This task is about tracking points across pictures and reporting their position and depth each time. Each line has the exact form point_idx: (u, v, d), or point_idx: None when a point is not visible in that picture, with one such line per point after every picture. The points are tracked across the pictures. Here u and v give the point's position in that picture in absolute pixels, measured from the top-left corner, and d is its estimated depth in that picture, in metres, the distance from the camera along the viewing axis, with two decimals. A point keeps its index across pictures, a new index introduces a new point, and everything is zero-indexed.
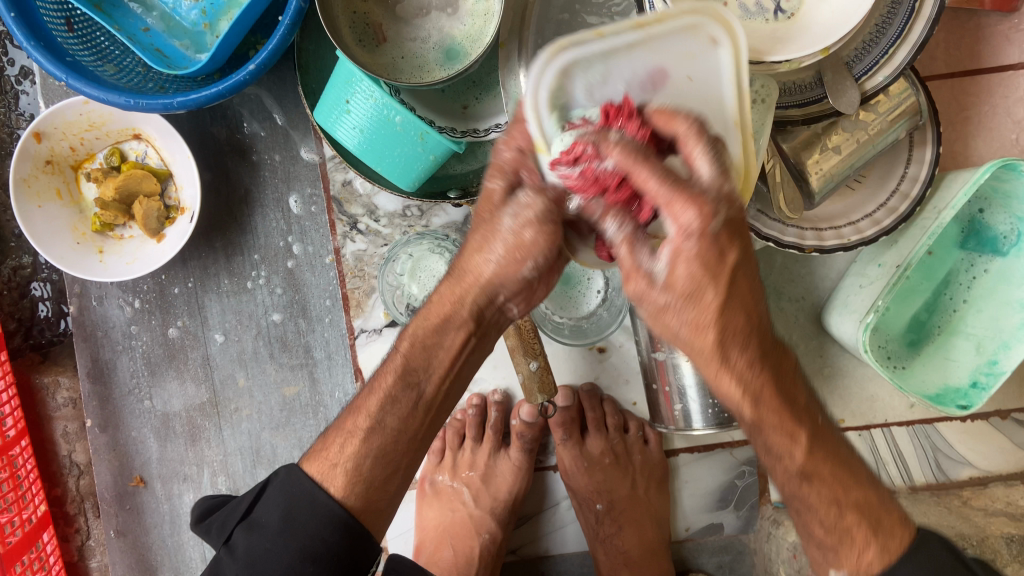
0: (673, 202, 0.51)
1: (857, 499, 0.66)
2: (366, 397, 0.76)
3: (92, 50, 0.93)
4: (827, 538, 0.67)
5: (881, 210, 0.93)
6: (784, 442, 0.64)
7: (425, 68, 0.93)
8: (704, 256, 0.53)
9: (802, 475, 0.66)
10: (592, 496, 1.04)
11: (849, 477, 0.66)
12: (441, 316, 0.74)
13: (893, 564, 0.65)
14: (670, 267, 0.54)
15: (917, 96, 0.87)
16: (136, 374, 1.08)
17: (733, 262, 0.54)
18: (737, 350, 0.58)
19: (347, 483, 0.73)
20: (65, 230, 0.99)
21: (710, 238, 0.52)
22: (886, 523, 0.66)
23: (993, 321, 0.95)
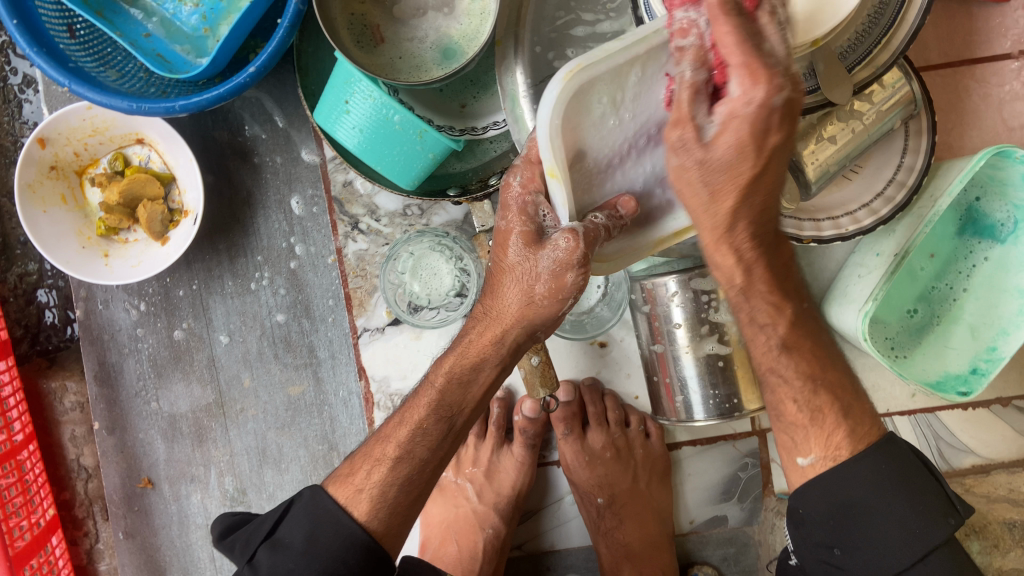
0: (746, 68, 0.54)
1: (831, 382, 0.75)
2: (396, 428, 0.77)
3: (94, 56, 0.95)
4: (798, 417, 0.75)
5: (878, 200, 0.93)
6: (767, 309, 0.73)
7: (422, 67, 0.94)
8: (755, 126, 0.57)
9: (782, 346, 0.74)
10: (593, 490, 1.05)
11: (824, 358, 0.76)
12: (480, 352, 0.75)
13: (862, 453, 0.73)
14: (723, 126, 0.57)
15: (911, 85, 0.89)
16: (142, 376, 1.09)
17: (772, 144, 0.59)
18: (745, 221, 0.65)
19: (371, 508, 0.74)
20: (71, 234, 1.01)
21: (769, 110, 0.56)
22: (854, 411, 0.75)
23: (992, 308, 0.96)
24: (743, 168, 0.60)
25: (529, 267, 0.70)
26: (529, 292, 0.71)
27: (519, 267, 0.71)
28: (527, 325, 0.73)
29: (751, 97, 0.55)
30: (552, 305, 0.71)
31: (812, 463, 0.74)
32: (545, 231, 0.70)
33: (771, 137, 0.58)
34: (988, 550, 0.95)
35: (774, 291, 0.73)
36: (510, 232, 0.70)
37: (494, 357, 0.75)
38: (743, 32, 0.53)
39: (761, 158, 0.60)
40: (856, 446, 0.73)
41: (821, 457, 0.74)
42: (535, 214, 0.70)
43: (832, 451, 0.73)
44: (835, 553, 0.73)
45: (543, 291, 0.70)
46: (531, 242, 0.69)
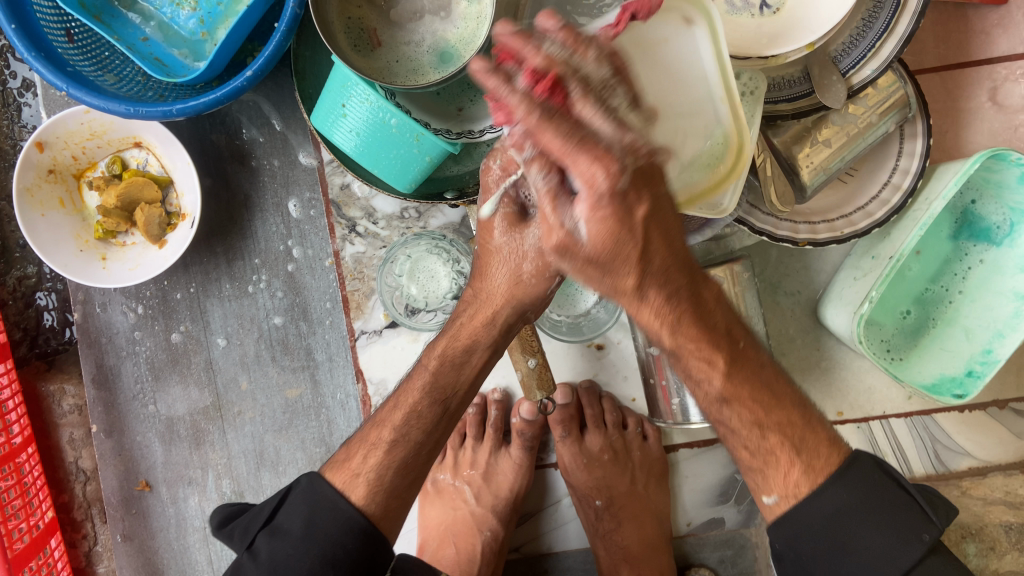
0: (583, 161, 0.49)
1: (779, 422, 0.69)
2: (391, 412, 0.78)
3: (92, 60, 0.95)
4: (753, 462, 0.71)
5: (874, 203, 0.94)
6: (703, 365, 0.67)
7: (419, 71, 0.95)
8: (615, 215, 0.52)
9: (722, 398, 0.69)
10: (591, 492, 1.05)
11: (770, 398, 0.69)
12: (472, 335, 0.75)
13: (823, 485, 0.68)
14: (587, 225, 0.53)
15: (906, 88, 0.88)
16: (140, 379, 1.10)
17: (641, 217, 0.54)
18: (655, 289, 0.60)
19: (368, 492, 0.74)
20: (69, 237, 1.01)
21: (618, 195, 0.51)
22: (810, 443, 0.69)
23: (987, 310, 0.96)
24: (629, 250, 0.55)
25: (516, 249, 0.69)
26: (517, 272, 0.70)
27: (506, 250, 0.70)
28: (516, 304, 0.72)
29: (595, 191, 0.50)
30: (540, 283, 0.70)
31: (777, 502, 0.70)
32: (528, 210, 0.69)
33: (638, 213, 0.53)
34: (985, 553, 1.04)
35: (706, 349, 0.66)
36: (493, 217, 0.69)
37: (485, 338, 0.75)
38: (566, 132, 0.48)
39: (638, 235, 0.55)
40: (814, 481, 0.68)
41: (783, 496, 0.69)
42: (515, 195, 0.68)
43: (792, 490, 0.69)
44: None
45: (529, 270, 0.69)
46: (515, 224, 0.69)
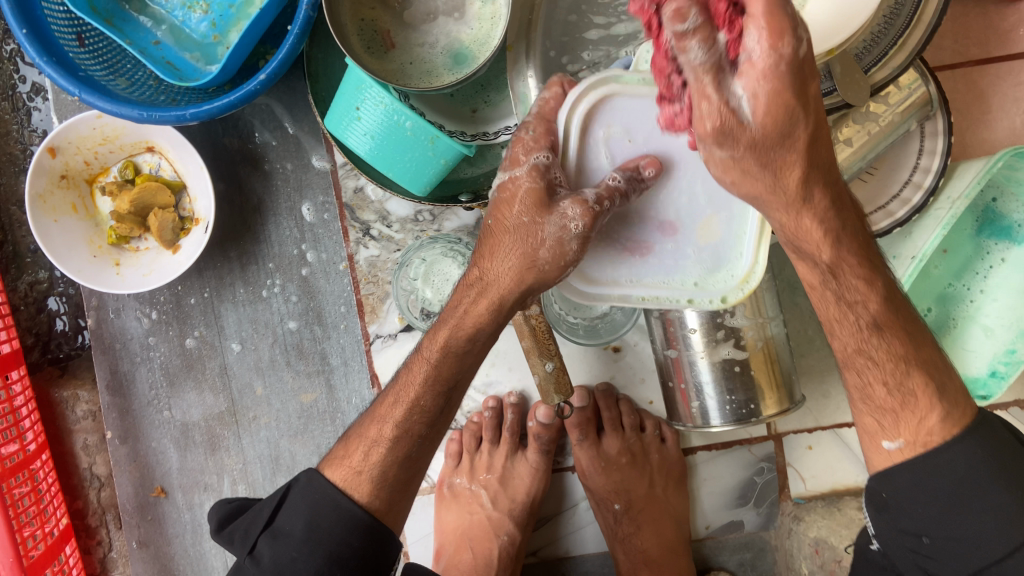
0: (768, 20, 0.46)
1: (925, 358, 0.68)
2: (391, 408, 0.75)
3: (104, 64, 0.95)
4: (888, 401, 0.69)
5: (895, 202, 0.93)
6: (860, 285, 0.66)
7: (433, 73, 0.94)
8: (791, 84, 0.50)
9: (873, 327, 0.67)
10: (610, 496, 1.04)
11: (917, 334, 0.68)
12: (475, 324, 0.72)
13: (953, 439, 0.66)
14: (755, 100, 0.50)
15: (927, 87, 0.88)
16: (154, 385, 1.09)
17: (814, 91, 0.52)
18: (819, 187, 0.58)
19: (372, 489, 0.73)
20: (82, 243, 1.00)
21: (799, 62, 0.49)
22: (950, 389, 0.68)
23: (1010, 310, 0.95)
24: (800, 129, 0.53)
25: (531, 233, 0.67)
26: (531, 256, 0.68)
27: (515, 232, 0.68)
28: (524, 290, 0.70)
29: (777, 56, 0.48)
30: (553, 270, 0.68)
31: (900, 448, 0.68)
32: (555, 190, 0.67)
33: (812, 84, 0.51)
34: None
35: (865, 264, 0.65)
36: (518, 188, 0.67)
37: (488, 325, 0.72)
38: None
39: (809, 111, 0.52)
40: (950, 431, 0.66)
41: (909, 441, 0.68)
42: (543, 168, 0.66)
43: (922, 437, 0.67)
44: (925, 542, 0.66)
45: (545, 257, 0.67)
46: (540, 202, 0.66)
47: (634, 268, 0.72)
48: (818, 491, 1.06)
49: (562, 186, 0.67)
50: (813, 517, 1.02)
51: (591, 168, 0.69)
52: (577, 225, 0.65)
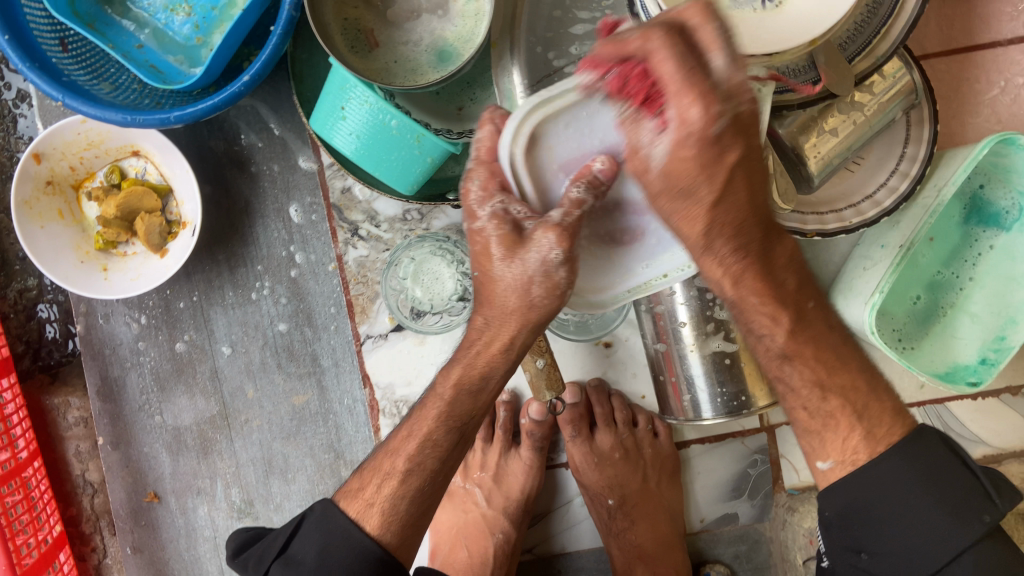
0: (680, 93, 0.55)
1: (841, 385, 0.71)
2: (406, 441, 0.76)
3: (87, 69, 0.94)
4: (811, 423, 0.71)
5: (882, 191, 0.93)
6: (766, 321, 0.69)
7: (417, 70, 0.93)
8: (702, 155, 0.58)
9: (783, 355, 0.71)
10: (603, 491, 1.04)
11: (833, 359, 0.71)
12: (488, 363, 0.75)
13: (883, 459, 0.68)
14: (669, 153, 0.59)
15: (912, 74, 0.88)
16: (145, 391, 1.09)
17: (730, 161, 0.59)
18: (723, 239, 0.65)
19: (383, 521, 0.73)
20: (69, 249, 1.00)
21: (709, 136, 0.57)
22: (874, 410, 0.70)
23: (998, 297, 0.96)
24: (704, 188, 0.61)
25: (519, 274, 0.69)
26: (526, 294, 0.70)
27: (508, 274, 0.70)
28: (530, 327, 0.73)
29: (684, 126, 0.57)
30: (550, 303, 0.71)
31: (832, 468, 0.70)
32: (522, 226, 0.68)
33: (727, 154, 0.59)
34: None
35: (772, 300, 0.69)
36: (487, 238, 0.69)
37: (503, 364, 0.75)
38: (681, 57, 0.54)
39: (718, 177, 0.60)
40: (875, 448, 0.68)
41: (839, 461, 0.70)
42: (504, 213, 0.68)
43: (850, 456, 0.69)
44: (863, 557, 0.69)
45: (539, 293, 0.70)
46: (511, 246, 0.68)
47: (632, 262, 0.74)
48: (811, 482, 1.06)
49: (529, 219, 0.68)
50: (807, 507, 1.02)
51: (549, 185, 0.69)
52: (555, 253, 0.67)
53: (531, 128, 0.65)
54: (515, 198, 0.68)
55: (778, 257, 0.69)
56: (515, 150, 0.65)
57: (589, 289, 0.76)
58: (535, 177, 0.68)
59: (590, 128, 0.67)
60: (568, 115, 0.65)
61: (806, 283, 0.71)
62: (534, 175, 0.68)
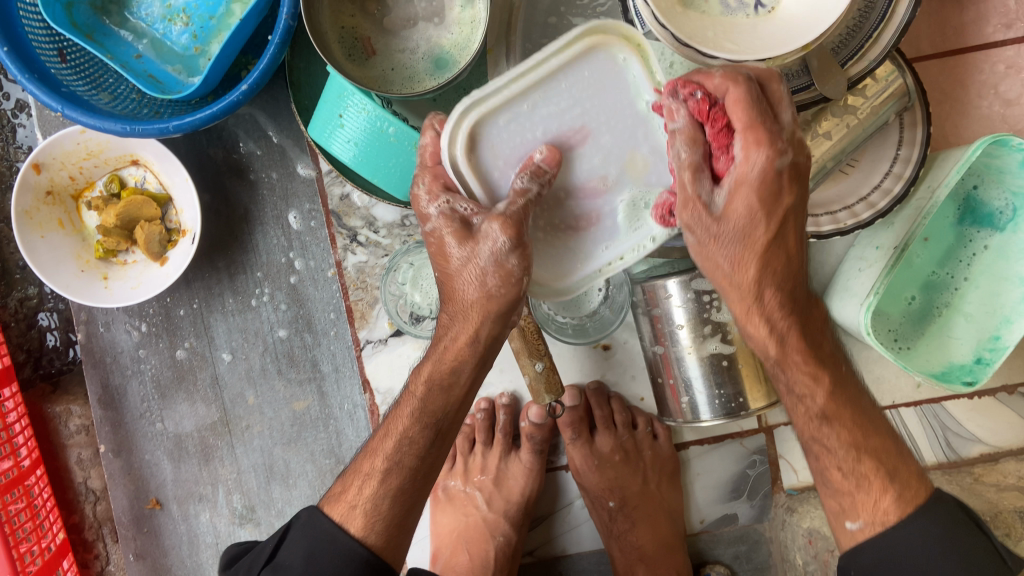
0: (750, 130, 0.63)
1: (875, 447, 0.73)
2: (383, 441, 0.77)
3: (86, 80, 0.95)
4: (844, 484, 0.73)
5: (875, 193, 0.94)
6: (805, 380, 0.73)
7: (415, 78, 0.94)
8: (763, 191, 0.65)
9: (822, 416, 0.74)
10: (604, 493, 1.05)
11: (866, 422, 0.74)
12: (457, 357, 0.75)
13: (908, 516, 0.71)
14: (731, 196, 0.65)
15: (904, 78, 0.89)
16: (146, 398, 1.09)
17: (786, 203, 0.66)
18: (771, 289, 0.70)
19: (366, 522, 0.74)
20: (69, 258, 1.01)
21: (773, 174, 0.64)
22: (901, 473, 0.72)
23: (993, 296, 0.96)
24: (759, 231, 0.66)
25: (474, 267, 0.71)
26: (484, 287, 0.71)
27: (464, 268, 0.72)
28: (494, 318, 0.73)
29: (751, 166, 0.64)
30: (507, 292, 0.71)
31: (861, 528, 0.72)
32: (470, 222, 0.71)
33: (783, 197, 0.66)
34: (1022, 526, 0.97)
35: (811, 361, 0.73)
36: (441, 236, 0.72)
37: (471, 357, 0.75)
38: (752, 104, 0.62)
39: (774, 218, 0.66)
40: (904, 511, 0.71)
41: (869, 521, 0.72)
42: (451, 211, 0.71)
43: (879, 517, 0.71)
44: None
45: (494, 281, 0.71)
46: (465, 239, 0.71)
47: (587, 243, 0.75)
48: (810, 482, 1.07)
49: (475, 214, 0.71)
50: (806, 508, 1.02)
51: (496, 182, 0.72)
52: (500, 241, 0.68)
53: (468, 128, 0.69)
54: (460, 196, 0.71)
55: (814, 318, 0.74)
56: (455, 150, 0.70)
57: (549, 276, 0.76)
58: (480, 175, 0.72)
59: (529, 123, 0.70)
60: (505, 113, 0.70)
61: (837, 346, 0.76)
62: (479, 174, 0.71)
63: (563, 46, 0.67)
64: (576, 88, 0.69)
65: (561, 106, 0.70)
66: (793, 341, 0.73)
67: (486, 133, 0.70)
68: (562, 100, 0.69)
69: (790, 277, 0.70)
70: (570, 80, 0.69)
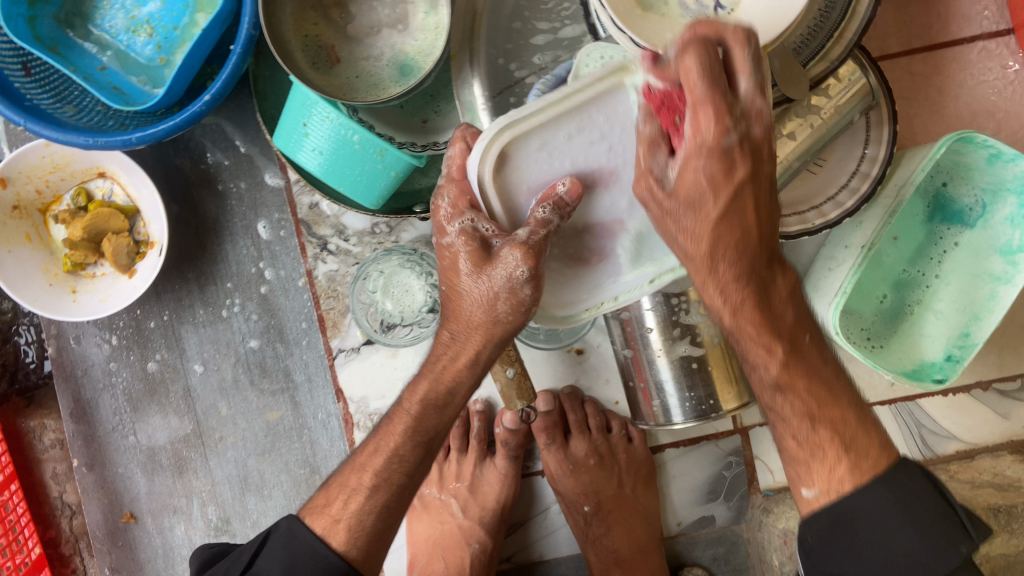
0: (700, 104, 0.58)
1: (832, 417, 0.69)
2: (372, 457, 0.75)
3: (50, 92, 0.94)
4: (799, 453, 0.70)
5: (844, 192, 0.94)
6: (761, 353, 0.70)
7: (380, 85, 0.94)
8: (712, 168, 0.61)
9: (776, 387, 0.70)
10: (579, 498, 1.04)
11: (826, 393, 0.69)
12: (456, 377, 0.75)
13: (865, 483, 0.66)
14: (681, 172, 0.62)
15: (866, 77, 0.89)
16: (118, 411, 1.09)
17: (739, 178, 0.62)
18: (726, 262, 0.67)
19: (349, 537, 0.72)
20: (37, 272, 1.00)
21: (723, 150, 0.60)
22: (861, 441, 0.68)
23: (963, 293, 0.96)
24: (709, 203, 0.63)
25: (486, 289, 0.70)
26: (493, 310, 0.71)
27: (475, 289, 0.70)
28: (497, 343, 0.74)
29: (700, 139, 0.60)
30: (516, 319, 0.71)
31: (817, 496, 0.69)
32: (490, 243, 0.70)
33: (738, 171, 0.62)
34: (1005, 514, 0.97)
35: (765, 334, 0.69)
36: (456, 254, 0.70)
37: (468, 377, 0.75)
38: (707, 69, 0.57)
39: (727, 192, 0.63)
40: (860, 479, 0.66)
41: (823, 490, 0.68)
42: (473, 230, 0.69)
43: (835, 485, 0.67)
44: None
45: (504, 308, 0.70)
46: (480, 262, 0.69)
47: (597, 276, 0.76)
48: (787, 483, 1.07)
49: (496, 237, 0.69)
50: (782, 508, 1.02)
51: (516, 206, 0.70)
52: (519, 271, 0.67)
53: (499, 149, 0.65)
54: (482, 216, 0.69)
55: (779, 289, 0.69)
56: (484, 170, 0.65)
57: (556, 305, 0.77)
58: (502, 197, 0.69)
59: (559, 154, 0.67)
60: (538, 138, 0.66)
61: (805, 317, 0.71)
62: (502, 194, 0.68)
63: (600, 78, 0.64)
64: (610, 122, 0.67)
65: (593, 138, 0.67)
66: (749, 315, 0.69)
67: (514, 156, 0.66)
68: (596, 132, 0.67)
69: (749, 248, 0.66)
70: (605, 110, 0.66)
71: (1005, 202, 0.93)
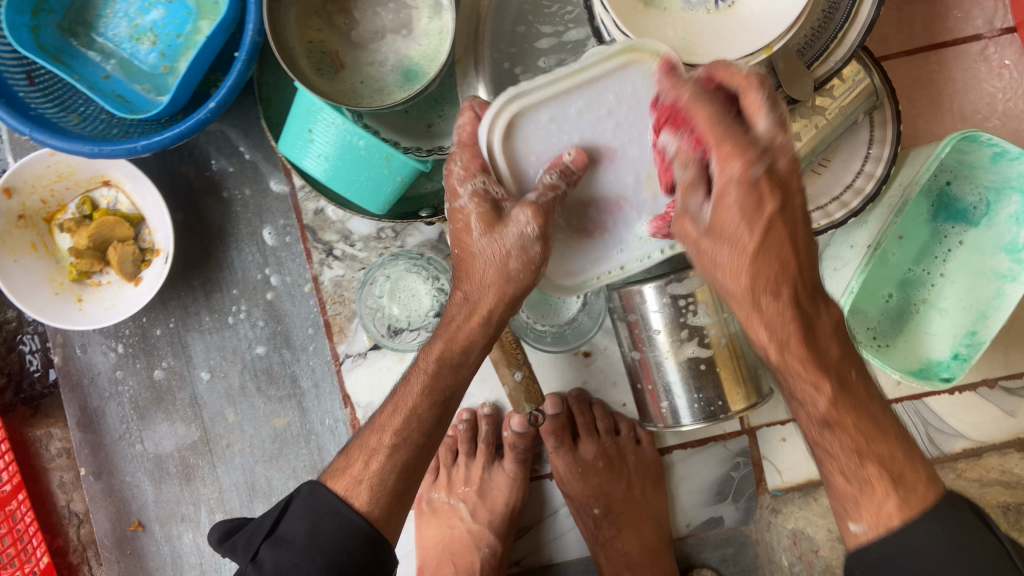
0: (719, 145, 0.56)
1: (880, 452, 0.67)
2: (391, 416, 0.76)
3: (54, 101, 0.94)
4: (846, 489, 0.68)
5: (848, 192, 0.94)
6: (808, 389, 0.67)
7: (385, 90, 0.94)
8: (744, 202, 0.58)
9: (825, 423, 0.68)
10: (589, 501, 1.04)
11: (874, 428, 0.67)
12: (470, 335, 0.75)
13: (915, 520, 0.64)
14: (715, 211, 0.60)
15: (870, 78, 0.90)
16: (125, 420, 1.09)
17: (769, 212, 0.58)
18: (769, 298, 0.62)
19: (371, 497, 0.73)
20: (43, 281, 1.00)
21: (749, 184, 0.57)
22: (909, 478, 0.66)
23: (969, 292, 0.97)
24: (745, 240, 0.59)
25: (498, 248, 0.70)
26: (504, 269, 0.71)
27: (487, 249, 0.71)
28: (508, 302, 0.74)
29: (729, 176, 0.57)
30: (528, 276, 0.72)
31: (864, 531, 0.67)
32: (502, 206, 0.70)
33: (767, 204, 0.58)
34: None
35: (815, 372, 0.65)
36: (468, 216, 0.70)
37: (482, 338, 0.76)
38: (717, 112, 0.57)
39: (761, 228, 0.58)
40: (908, 514, 0.65)
41: (872, 525, 0.66)
42: (484, 192, 0.70)
43: (883, 520, 0.66)
44: None
45: (516, 266, 0.71)
46: (491, 224, 0.70)
47: (602, 246, 0.77)
48: (795, 482, 1.07)
49: (507, 200, 0.70)
50: (791, 508, 1.03)
51: (524, 174, 0.70)
52: (530, 229, 0.68)
53: (509, 116, 0.66)
54: (494, 180, 0.70)
55: (823, 325, 0.65)
56: (492, 138, 0.67)
57: (560, 274, 0.78)
58: (511, 163, 0.69)
59: (567, 126, 0.68)
60: (546, 109, 0.66)
61: (851, 351, 0.67)
62: (511, 161, 0.69)
63: (608, 56, 0.63)
64: (619, 99, 0.66)
65: (600, 115, 0.67)
66: (795, 349, 0.64)
67: (523, 123, 0.67)
68: (604, 109, 0.66)
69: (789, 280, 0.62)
70: (613, 85, 0.66)
71: (1009, 200, 0.93)
